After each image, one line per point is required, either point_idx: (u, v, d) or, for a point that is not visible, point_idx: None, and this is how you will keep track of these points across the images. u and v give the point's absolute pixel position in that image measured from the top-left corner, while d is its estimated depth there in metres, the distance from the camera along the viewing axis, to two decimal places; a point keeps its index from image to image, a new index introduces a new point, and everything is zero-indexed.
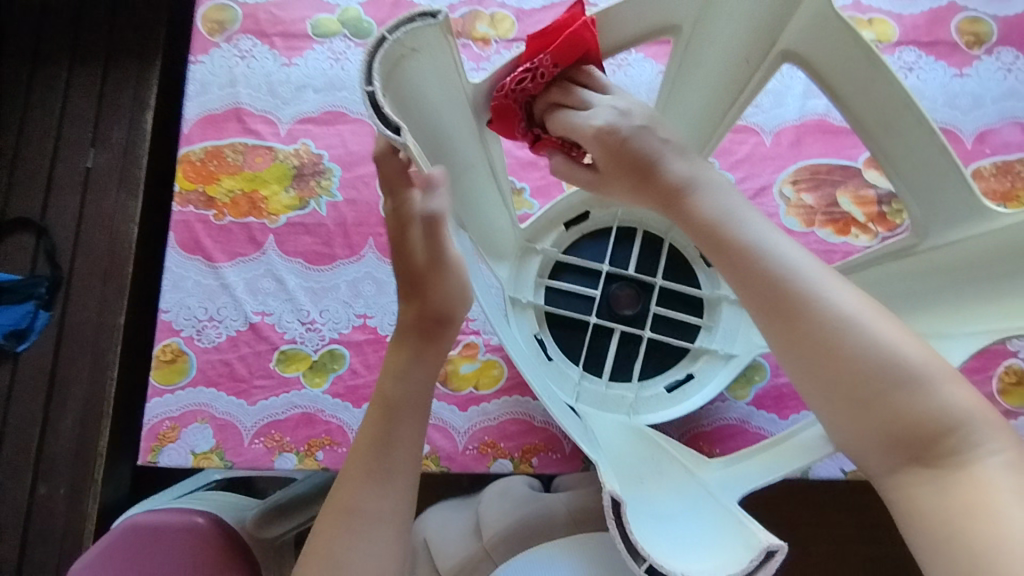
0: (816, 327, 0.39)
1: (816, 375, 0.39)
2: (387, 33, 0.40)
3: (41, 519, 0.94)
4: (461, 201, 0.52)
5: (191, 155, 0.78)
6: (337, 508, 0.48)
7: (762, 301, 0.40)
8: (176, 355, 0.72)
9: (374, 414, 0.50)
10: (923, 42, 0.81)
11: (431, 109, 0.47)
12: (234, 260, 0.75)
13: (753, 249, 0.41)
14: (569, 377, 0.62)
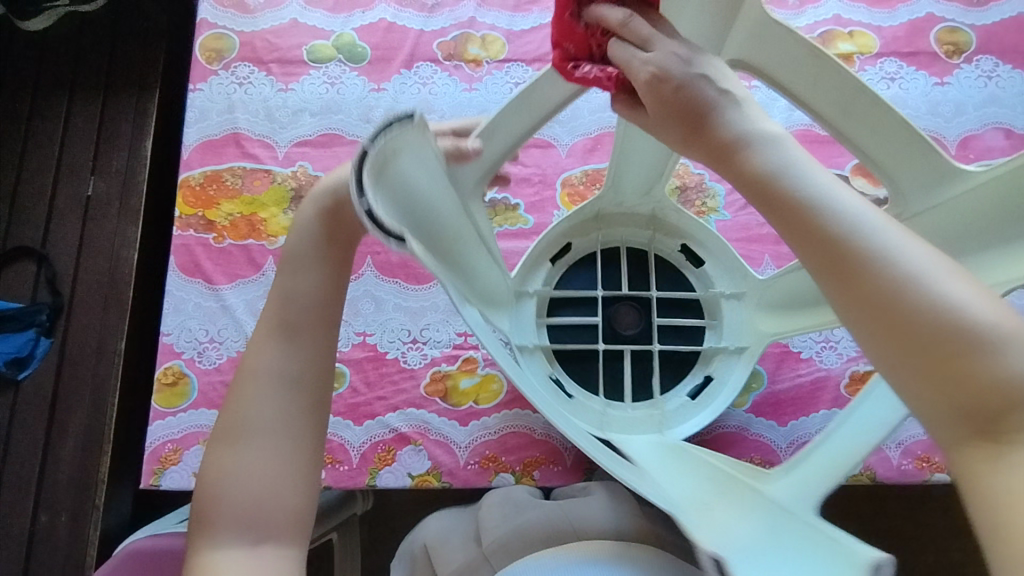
0: (884, 287, 0.31)
1: (868, 334, 0.32)
2: (368, 144, 0.40)
3: (43, 547, 0.94)
4: (471, 274, 0.52)
5: (191, 180, 0.80)
6: (244, 371, 0.47)
7: (819, 257, 0.33)
8: (177, 377, 0.73)
9: (280, 274, 0.50)
10: (904, 52, 0.83)
11: (428, 201, 0.47)
12: (235, 282, 0.76)
13: (813, 197, 0.33)
14: (593, 409, 0.62)
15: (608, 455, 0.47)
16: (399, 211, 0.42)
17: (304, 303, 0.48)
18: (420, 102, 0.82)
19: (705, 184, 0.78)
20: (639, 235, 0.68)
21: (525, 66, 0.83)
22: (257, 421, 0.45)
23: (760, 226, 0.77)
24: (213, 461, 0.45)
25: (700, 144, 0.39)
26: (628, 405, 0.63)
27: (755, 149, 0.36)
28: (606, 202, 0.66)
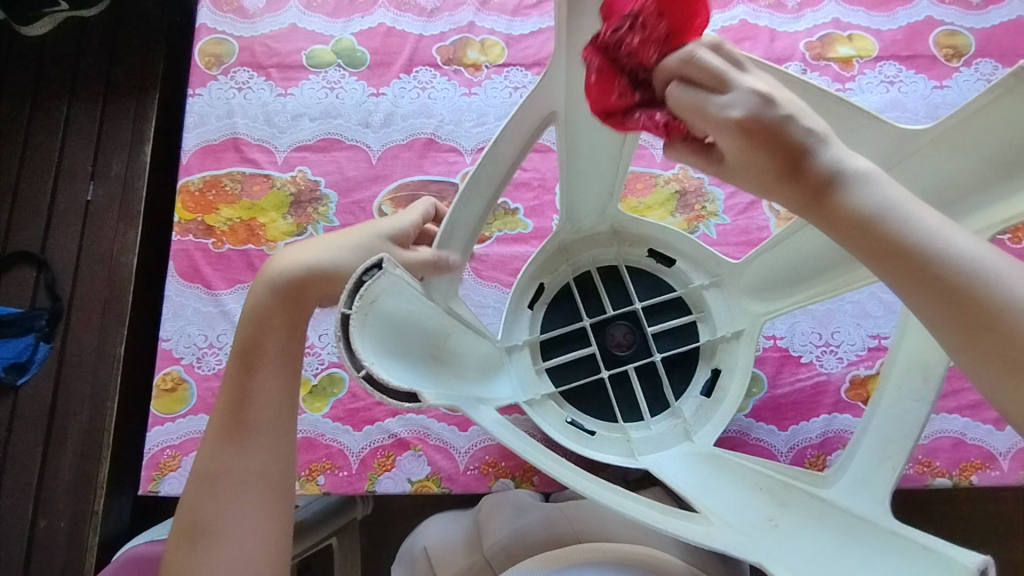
0: (1015, 338, 0.32)
1: (1003, 383, 0.32)
2: (347, 308, 0.35)
3: (41, 553, 0.93)
4: (467, 378, 0.49)
5: (190, 185, 0.79)
6: (201, 476, 0.48)
7: (944, 311, 0.33)
8: (176, 383, 0.72)
9: (231, 376, 0.49)
10: (903, 56, 0.83)
11: (419, 332, 0.42)
12: (234, 287, 0.76)
13: (928, 247, 0.33)
14: (618, 440, 0.62)
15: (657, 510, 0.45)
16: (403, 363, 0.38)
17: (258, 405, 0.49)
18: (419, 107, 0.82)
19: (704, 188, 0.78)
20: (607, 253, 0.69)
21: (524, 70, 0.83)
22: (213, 522, 0.47)
23: (760, 230, 0.77)
24: (172, 559, 0.47)
25: (792, 189, 0.36)
26: (649, 424, 0.64)
27: (864, 197, 0.35)
28: (563, 234, 0.67)
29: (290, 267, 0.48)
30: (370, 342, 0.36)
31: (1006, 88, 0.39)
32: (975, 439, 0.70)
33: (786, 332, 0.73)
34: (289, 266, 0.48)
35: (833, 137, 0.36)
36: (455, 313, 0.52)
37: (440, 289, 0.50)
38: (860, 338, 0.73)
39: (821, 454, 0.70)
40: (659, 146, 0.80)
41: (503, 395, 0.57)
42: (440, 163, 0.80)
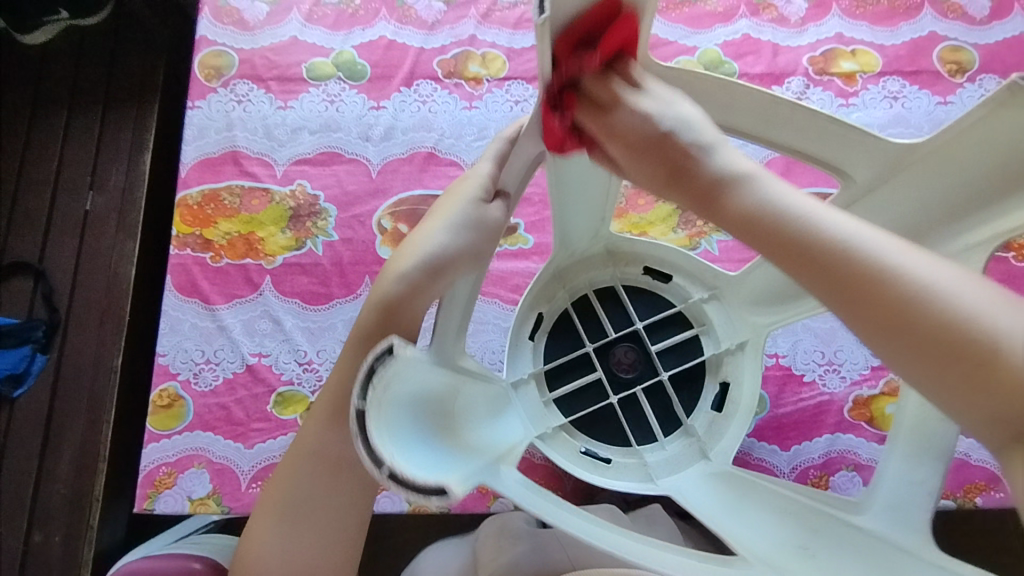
0: (896, 302, 0.32)
1: (899, 349, 0.32)
2: (359, 400, 0.33)
3: (35, 567, 0.92)
4: (483, 437, 0.45)
5: (188, 198, 0.79)
6: (302, 451, 0.46)
7: (818, 279, 0.34)
8: (172, 399, 0.72)
9: (352, 349, 0.47)
10: (907, 71, 0.82)
11: (434, 400, 0.39)
12: (231, 302, 0.75)
13: (797, 221, 0.35)
14: (634, 465, 0.62)
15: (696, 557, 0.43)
16: (423, 447, 0.35)
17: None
18: (420, 121, 0.82)
19: None
20: (603, 275, 0.68)
21: (525, 84, 0.83)
22: (311, 500, 0.45)
23: None
24: (260, 522, 0.46)
25: (684, 183, 0.42)
26: (662, 444, 0.63)
27: (742, 188, 0.38)
28: (558, 258, 0.66)
29: (407, 258, 0.47)
30: (389, 433, 0.33)
31: (1000, 101, 0.39)
32: (979, 460, 0.69)
33: (788, 350, 0.72)
34: (406, 257, 0.47)
35: (719, 141, 0.42)
36: (467, 368, 0.48)
37: (453, 345, 0.46)
38: (864, 357, 0.72)
39: (824, 475, 0.69)
40: None
41: (516, 438, 0.54)
42: (441, 177, 0.80)
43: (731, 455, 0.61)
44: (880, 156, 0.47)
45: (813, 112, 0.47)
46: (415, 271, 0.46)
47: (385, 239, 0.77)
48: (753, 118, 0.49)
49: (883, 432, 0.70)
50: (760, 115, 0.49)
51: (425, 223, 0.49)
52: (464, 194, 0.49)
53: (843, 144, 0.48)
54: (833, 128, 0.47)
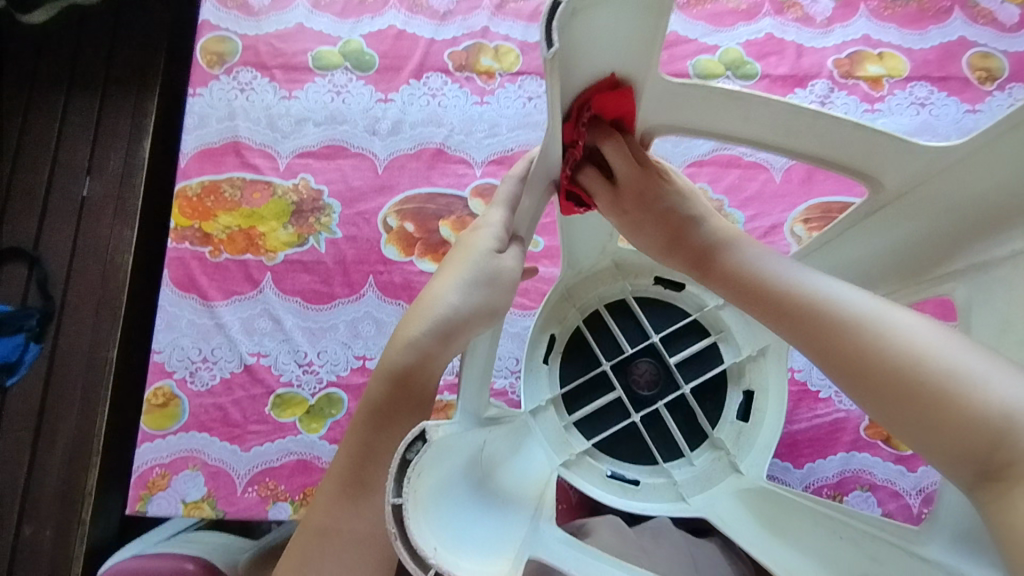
0: (852, 344, 0.33)
1: (863, 387, 0.33)
2: (395, 496, 0.27)
3: (26, 561, 0.90)
4: (511, 497, 0.40)
5: (188, 190, 0.76)
6: (309, 532, 0.42)
7: (790, 329, 0.37)
8: (167, 398, 0.70)
9: (356, 426, 0.42)
10: (935, 77, 0.79)
11: (463, 470, 0.34)
12: (230, 299, 0.73)
13: (774, 279, 0.39)
14: (664, 485, 0.63)
15: None
16: (467, 537, 0.30)
17: (379, 466, 0.41)
18: (429, 115, 0.79)
19: (723, 210, 0.75)
20: (613, 289, 0.68)
21: (539, 80, 0.80)
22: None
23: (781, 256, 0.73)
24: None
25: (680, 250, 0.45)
26: (690, 460, 0.64)
27: (729, 254, 0.43)
28: (568, 278, 0.66)
29: (413, 324, 0.41)
30: (431, 525, 0.27)
31: None
32: None
33: (804, 365, 0.70)
34: (413, 323, 0.41)
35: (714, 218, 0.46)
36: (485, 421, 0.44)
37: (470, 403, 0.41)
38: None
39: (838, 495, 0.67)
40: (678, 164, 0.77)
41: (539, 482, 0.49)
42: (449, 175, 0.77)
43: (763, 466, 0.62)
44: (911, 164, 0.41)
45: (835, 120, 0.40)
46: (423, 337, 0.41)
47: (390, 238, 0.75)
48: (767, 129, 0.43)
49: (900, 452, 0.67)
50: (773, 126, 0.43)
51: (435, 279, 0.44)
52: (478, 244, 0.43)
53: (869, 151, 0.41)
54: (856, 137, 0.41)
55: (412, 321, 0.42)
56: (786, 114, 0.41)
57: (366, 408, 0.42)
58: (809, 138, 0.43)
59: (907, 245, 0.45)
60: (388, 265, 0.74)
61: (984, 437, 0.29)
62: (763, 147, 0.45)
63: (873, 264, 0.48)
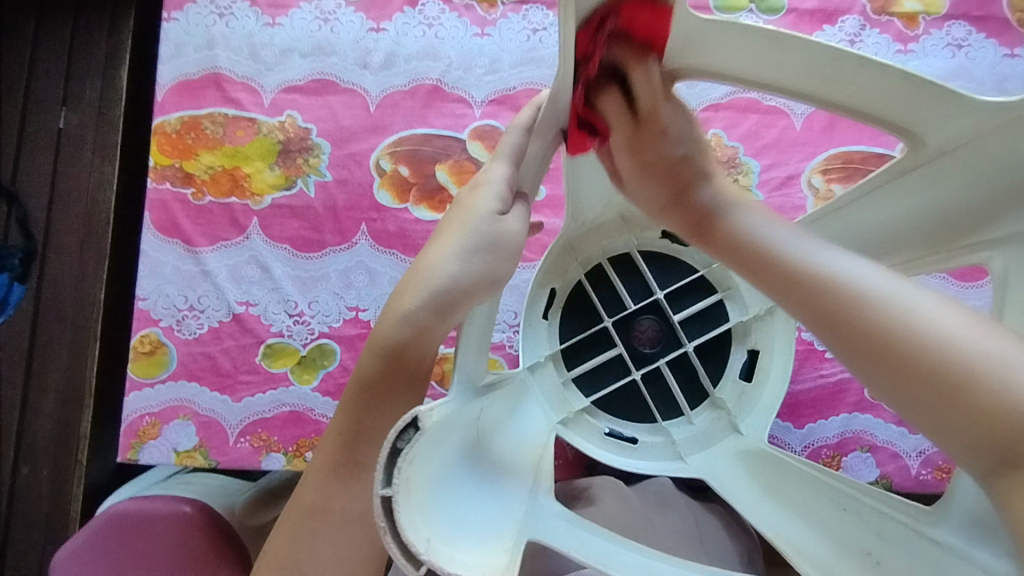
0: (860, 318, 0.31)
1: (871, 367, 0.30)
2: (384, 487, 0.25)
3: (25, 498, 0.91)
4: (509, 467, 0.39)
5: (166, 126, 0.71)
6: (300, 510, 0.41)
7: (793, 302, 0.34)
8: (154, 346, 0.67)
9: (347, 403, 0.40)
10: (975, 16, 0.73)
11: (459, 447, 0.32)
12: (216, 245, 0.69)
13: (780, 248, 0.36)
14: (662, 443, 0.62)
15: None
16: (460, 527, 0.29)
17: (373, 443, 0.40)
18: (424, 47, 0.73)
19: (738, 158, 0.70)
20: (618, 242, 0.64)
21: (545, 10, 0.74)
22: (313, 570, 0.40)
23: (795, 209, 0.69)
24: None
25: (681, 213, 0.42)
26: (690, 419, 0.62)
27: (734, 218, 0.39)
28: (571, 230, 0.62)
29: (405, 294, 0.39)
30: (423, 515, 0.26)
31: None
32: None
33: None
34: (405, 294, 0.39)
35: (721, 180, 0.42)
36: (485, 386, 0.42)
37: (471, 370, 0.39)
38: None
39: (836, 455, 0.66)
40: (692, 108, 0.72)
41: (539, 445, 0.48)
42: (447, 115, 0.72)
43: (764, 428, 0.60)
44: (966, 123, 0.37)
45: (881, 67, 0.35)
46: (413, 309, 0.38)
47: (383, 182, 0.70)
48: (800, 77, 0.38)
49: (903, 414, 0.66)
50: (811, 71, 0.37)
51: (430, 245, 0.41)
52: (479, 206, 0.41)
53: (914, 104, 0.37)
54: (903, 88, 0.36)
55: (403, 292, 0.39)
56: (824, 60, 0.36)
57: (357, 384, 0.40)
58: (852, 86, 0.37)
59: (931, 214, 0.42)
60: (382, 212, 0.70)
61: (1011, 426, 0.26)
62: (795, 96, 0.39)
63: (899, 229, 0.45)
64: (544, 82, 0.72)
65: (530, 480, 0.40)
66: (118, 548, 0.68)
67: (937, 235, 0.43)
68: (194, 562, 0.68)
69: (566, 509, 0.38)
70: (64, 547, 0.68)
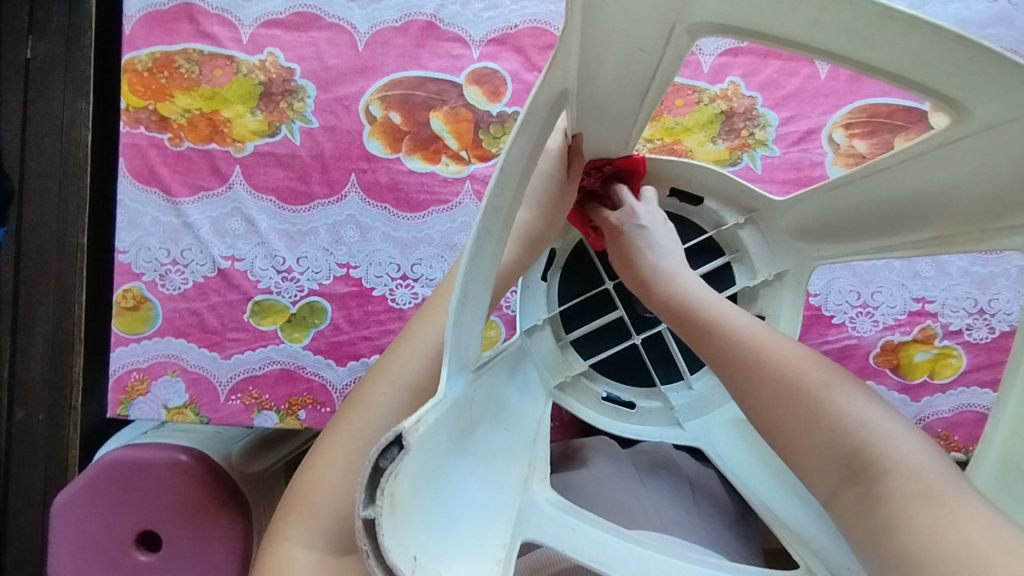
0: (730, 351, 0.40)
1: (744, 391, 0.39)
2: (367, 508, 0.24)
3: (22, 441, 0.92)
4: (505, 453, 0.39)
5: (136, 62, 0.65)
6: (386, 373, 0.46)
7: (690, 337, 0.43)
8: (138, 302, 0.65)
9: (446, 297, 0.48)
10: None
11: (454, 443, 0.31)
12: (197, 195, 0.65)
13: (684, 296, 0.45)
14: (660, 409, 0.60)
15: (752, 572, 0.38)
16: (448, 537, 0.28)
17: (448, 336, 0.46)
18: None
19: (756, 109, 0.65)
20: None
21: None
22: (378, 427, 0.43)
23: (811, 167, 0.65)
24: (328, 444, 0.44)
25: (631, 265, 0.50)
26: (689, 383, 0.60)
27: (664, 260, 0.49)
28: None
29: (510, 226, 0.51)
30: (410, 530, 0.25)
31: None
32: None
33: (821, 290, 0.65)
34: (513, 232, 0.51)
35: (667, 240, 0.51)
36: (481, 362, 0.40)
37: (472, 347, 0.36)
38: (902, 301, 0.65)
39: None
40: (708, 52, 0.66)
41: (536, 423, 0.48)
42: (442, 56, 0.66)
43: None
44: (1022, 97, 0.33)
45: (938, 31, 0.30)
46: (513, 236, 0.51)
47: (374, 129, 0.66)
48: (837, 39, 0.32)
49: (907, 381, 0.65)
50: (853, 32, 0.32)
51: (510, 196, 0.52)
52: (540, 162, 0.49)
53: (967, 71, 0.32)
54: (958, 54, 0.31)
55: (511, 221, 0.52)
56: (871, 19, 0.30)
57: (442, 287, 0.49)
58: (901, 48, 0.32)
59: (969, 191, 0.40)
60: (372, 162, 0.66)
61: (840, 443, 0.35)
62: (828, 58, 0.34)
63: (933, 205, 0.43)
64: (549, 19, 0.66)
65: (524, 467, 0.39)
66: (119, 495, 0.67)
67: (972, 212, 0.41)
68: (197, 510, 0.69)
69: (559, 500, 0.38)
70: (64, 493, 0.67)
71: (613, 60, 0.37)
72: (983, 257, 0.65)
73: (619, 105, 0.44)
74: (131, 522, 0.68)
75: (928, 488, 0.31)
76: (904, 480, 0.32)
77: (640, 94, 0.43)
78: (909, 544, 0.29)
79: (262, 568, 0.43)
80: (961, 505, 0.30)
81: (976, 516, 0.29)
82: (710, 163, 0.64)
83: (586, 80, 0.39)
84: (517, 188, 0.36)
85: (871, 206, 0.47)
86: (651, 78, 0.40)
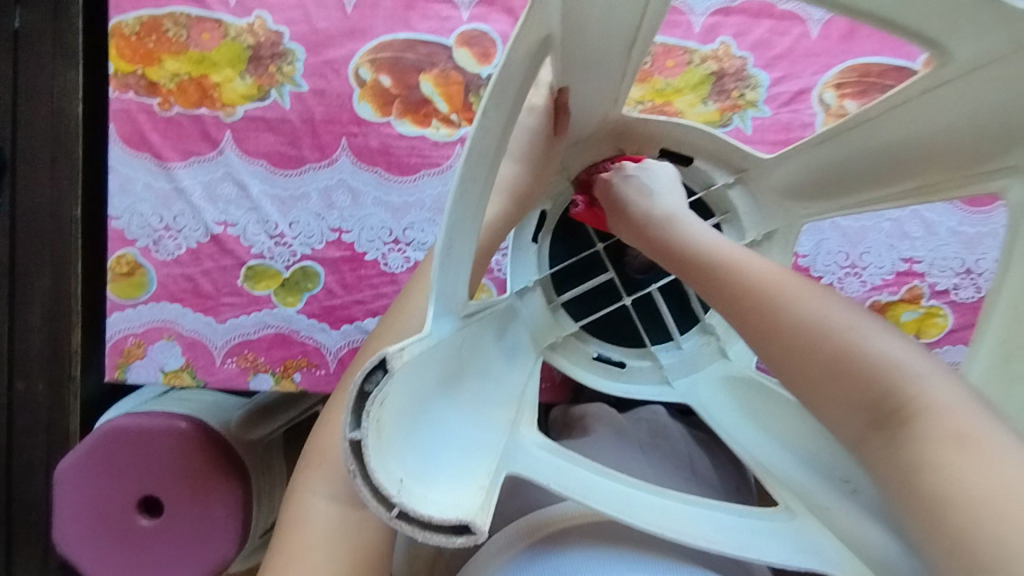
0: (744, 294, 0.42)
1: (761, 335, 0.41)
2: (352, 430, 0.26)
3: (24, 411, 0.93)
4: (494, 397, 0.40)
5: (124, 27, 0.65)
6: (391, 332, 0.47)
7: (703, 286, 0.45)
8: (132, 267, 0.65)
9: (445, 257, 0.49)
10: None
11: (443, 381, 0.33)
12: (188, 161, 0.65)
13: (695, 248, 0.48)
14: (651, 368, 0.61)
15: (744, 517, 0.40)
16: (435, 463, 0.30)
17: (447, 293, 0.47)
18: None
19: (746, 70, 0.65)
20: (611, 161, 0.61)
21: None
22: None
23: (801, 128, 0.65)
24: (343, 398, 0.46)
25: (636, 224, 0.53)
26: (679, 344, 0.61)
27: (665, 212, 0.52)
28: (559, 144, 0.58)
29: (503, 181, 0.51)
30: (395, 455, 0.27)
31: None
32: None
33: (810, 251, 0.66)
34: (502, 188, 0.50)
35: (664, 193, 0.54)
36: (470, 311, 0.41)
37: (459, 295, 0.37)
38: (891, 261, 0.66)
39: None
40: (699, 12, 0.65)
41: (526, 376, 0.49)
42: (431, 18, 0.66)
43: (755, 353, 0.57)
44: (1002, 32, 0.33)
45: None
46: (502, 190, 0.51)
47: (363, 93, 0.65)
48: None
49: None
50: None
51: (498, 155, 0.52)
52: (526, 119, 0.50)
53: (951, 8, 0.32)
54: None
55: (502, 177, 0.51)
56: None
57: None
58: None
59: (954, 135, 0.41)
60: (363, 126, 0.66)
61: (864, 387, 0.36)
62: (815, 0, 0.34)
63: (918, 154, 0.44)
64: None
65: (513, 412, 0.41)
66: (120, 461, 0.69)
67: (956, 157, 0.42)
68: (199, 474, 0.69)
69: (546, 441, 0.40)
70: (67, 457, 0.68)
71: (599, 9, 0.37)
72: (971, 216, 0.65)
73: (606, 57, 0.44)
74: (133, 487, 0.69)
75: (955, 428, 0.32)
76: (929, 422, 0.33)
77: (626, 45, 0.43)
78: (933, 483, 0.32)
79: (282, 518, 0.44)
80: (990, 448, 0.31)
81: (1005, 457, 0.31)
82: (700, 124, 0.64)
83: (573, 29, 0.39)
84: (501, 136, 0.36)
85: (856, 158, 0.47)
86: (638, 25, 0.40)
